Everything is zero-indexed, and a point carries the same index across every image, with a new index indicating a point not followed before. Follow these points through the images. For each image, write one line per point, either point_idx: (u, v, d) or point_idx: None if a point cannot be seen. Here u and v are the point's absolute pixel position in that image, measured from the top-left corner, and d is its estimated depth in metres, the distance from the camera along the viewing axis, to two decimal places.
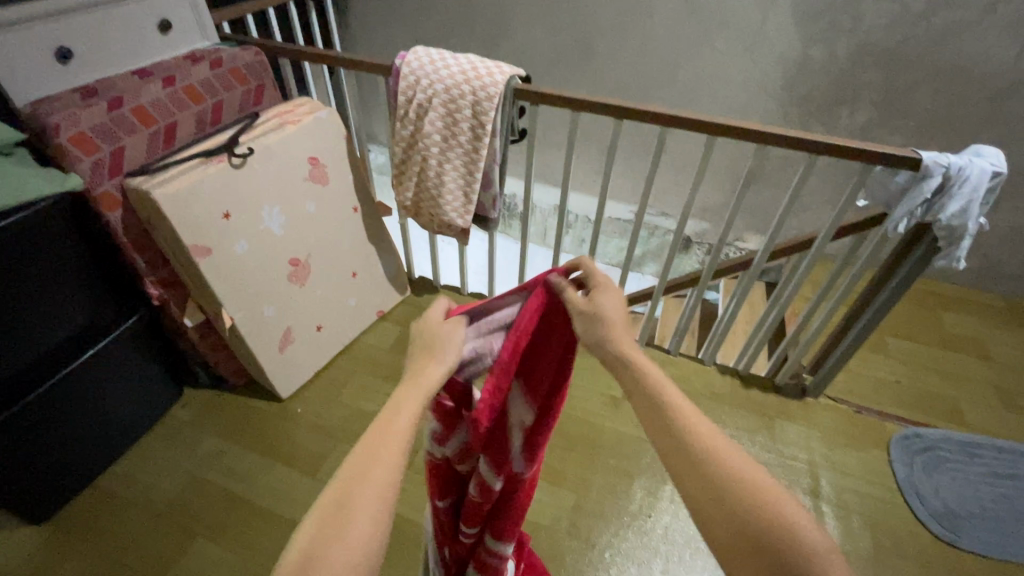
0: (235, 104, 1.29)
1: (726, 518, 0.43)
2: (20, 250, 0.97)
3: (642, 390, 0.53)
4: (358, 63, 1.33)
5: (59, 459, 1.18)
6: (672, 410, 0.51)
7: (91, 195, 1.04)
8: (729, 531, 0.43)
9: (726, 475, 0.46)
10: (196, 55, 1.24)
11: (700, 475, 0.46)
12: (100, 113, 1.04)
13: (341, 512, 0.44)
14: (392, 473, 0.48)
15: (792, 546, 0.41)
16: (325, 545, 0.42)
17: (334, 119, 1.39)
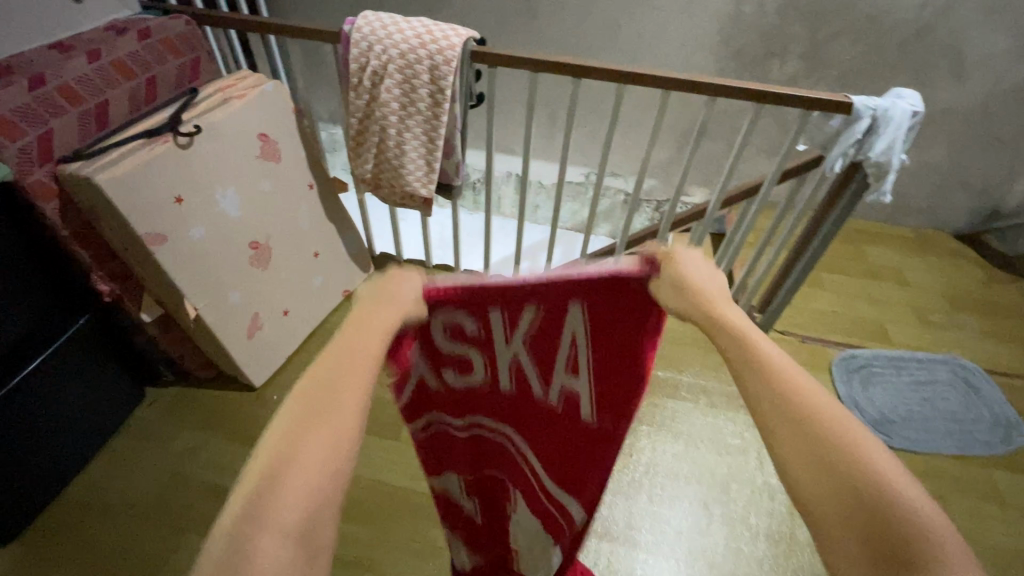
0: (171, 79, 1.20)
1: (827, 488, 0.37)
2: None
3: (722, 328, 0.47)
4: (305, 32, 1.28)
5: (18, 474, 1.10)
6: (770, 360, 0.43)
7: (22, 186, 0.95)
8: (812, 471, 0.38)
9: (845, 443, 0.38)
10: (119, 26, 1.14)
11: (799, 435, 0.39)
12: (21, 93, 0.94)
13: (310, 421, 0.39)
14: (353, 405, 0.41)
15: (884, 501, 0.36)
16: (288, 461, 0.36)
17: (280, 92, 1.32)
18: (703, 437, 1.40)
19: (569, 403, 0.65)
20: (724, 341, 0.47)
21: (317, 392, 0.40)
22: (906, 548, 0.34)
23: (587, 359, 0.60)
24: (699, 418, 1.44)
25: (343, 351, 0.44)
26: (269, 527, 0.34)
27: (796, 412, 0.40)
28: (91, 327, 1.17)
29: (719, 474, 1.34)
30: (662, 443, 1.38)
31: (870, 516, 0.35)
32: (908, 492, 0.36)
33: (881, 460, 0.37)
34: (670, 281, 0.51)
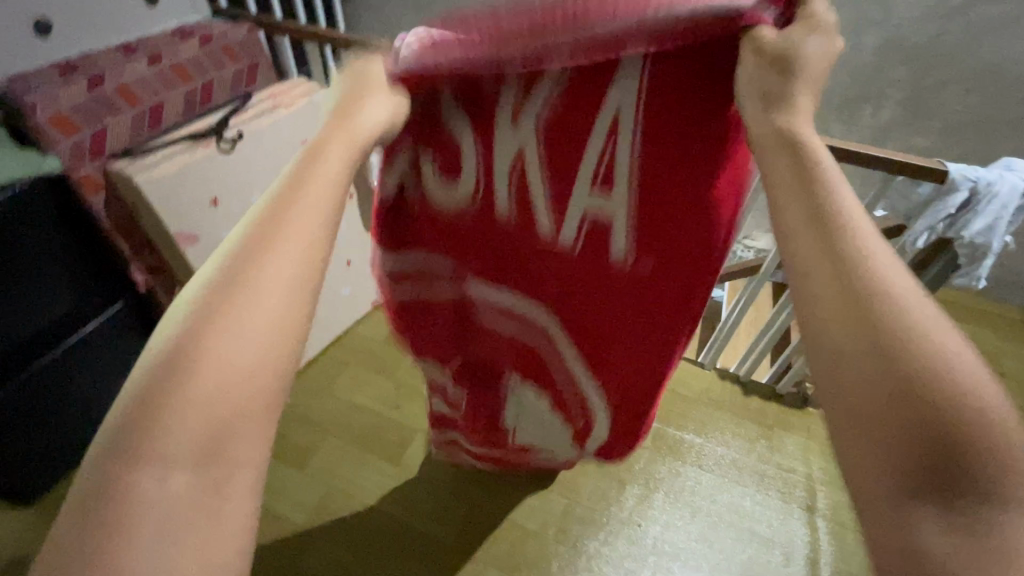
0: (227, 83, 1.25)
1: (871, 397, 0.28)
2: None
3: (797, 185, 0.35)
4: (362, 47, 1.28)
5: (46, 445, 1.19)
6: (833, 210, 0.34)
7: (73, 179, 1.02)
8: (874, 401, 0.28)
9: (898, 324, 0.29)
10: (185, 31, 1.19)
11: (871, 352, 0.29)
12: (81, 91, 1.00)
13: (220, 314, 0.34)
14: (277, 299, 0.35)
15: (970, 453, 0.26)
16: (192, 360, 0.33)
17: (330, 102, 1.33)
18: (723, 519, 1.26)
19: (594, 239, 0.55)
20: (767, 159, 0.38)
21: (233, 271, 0.35)
22: (949, 450, 0.26)
23: (630, 167, 0.48)
24: (723, 496, 1.30)
25: (284, 207, 0.38)
26: (158, 441, 0.31)
27: (873, 316, 0.30)
28: (128, 315, 1.24)
29: (735, 566, 1.19)
30: (675, 518, 1.26)
31: (900, 408, 0.27)
32: (977, 384, 0.27)
33: (938, 336, 0.29)
34: (755, 117, 0.40)
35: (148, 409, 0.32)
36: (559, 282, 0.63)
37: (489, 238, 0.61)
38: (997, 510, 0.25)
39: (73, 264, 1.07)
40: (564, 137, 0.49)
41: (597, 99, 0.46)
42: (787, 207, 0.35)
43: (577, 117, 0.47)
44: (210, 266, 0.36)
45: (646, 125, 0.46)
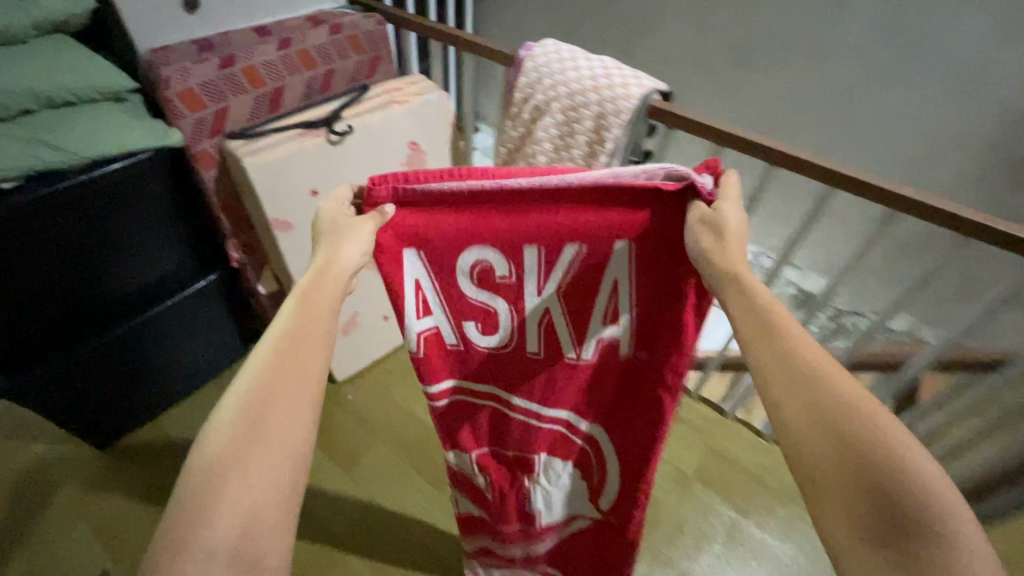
0: (348, 74, 1.24)
1: (827, 457, 0.38)
2: (110, 203, 0.98)
3: (750, 306, 0.47)
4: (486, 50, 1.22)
5: (126, 397, 1.25)
6: (777, 322, 0.45)
7: (190, 152, 1.04)
8: (829, 460, 0.38)
9: (839, 401, 0.39)
10: (318, 18, 1.19)
11: (820, 417, 0.39)
12: (212, 69, 1.01)
13: (261, 415, 0.44)
14: (303, 397, 0.46)
15: (905, 495, 0.35)
16: (232, 461, 0.41)
17: (444, 104, 1.28)
18: None
19: (606, 354, 0.76)
20: (727, 292, 0.50)
21: (266, 388, 0.45)
22: (909, 518, 0.35)
23: (626, 309, 0.70)
24: None
25: (300, 325, 0.51)
26: (200, 538, 0.38)
27: (818, 392, 0.40)
28: (221, 287, 1.27)
29: None
30: None
31: (869, 483, 0.36)
32: (924, 462, 0.37)
33: (894, 429, 0.38)
34: (716, 262, 0.53)
35: (194, 510, 0.39)
36: (580, 383, 0.80)
37: (514, 358, 0.78)
38: (961, 565, 0.33)
39: (176, 229, 1.11)
40: (569, 285, 0.69)
41: (595, 259, 0.66)
42: (751, 331, 0.45)
43: (579, 274, 0.68)
44: (236, 392, 0.45)
45: (637, 249, 0.65)
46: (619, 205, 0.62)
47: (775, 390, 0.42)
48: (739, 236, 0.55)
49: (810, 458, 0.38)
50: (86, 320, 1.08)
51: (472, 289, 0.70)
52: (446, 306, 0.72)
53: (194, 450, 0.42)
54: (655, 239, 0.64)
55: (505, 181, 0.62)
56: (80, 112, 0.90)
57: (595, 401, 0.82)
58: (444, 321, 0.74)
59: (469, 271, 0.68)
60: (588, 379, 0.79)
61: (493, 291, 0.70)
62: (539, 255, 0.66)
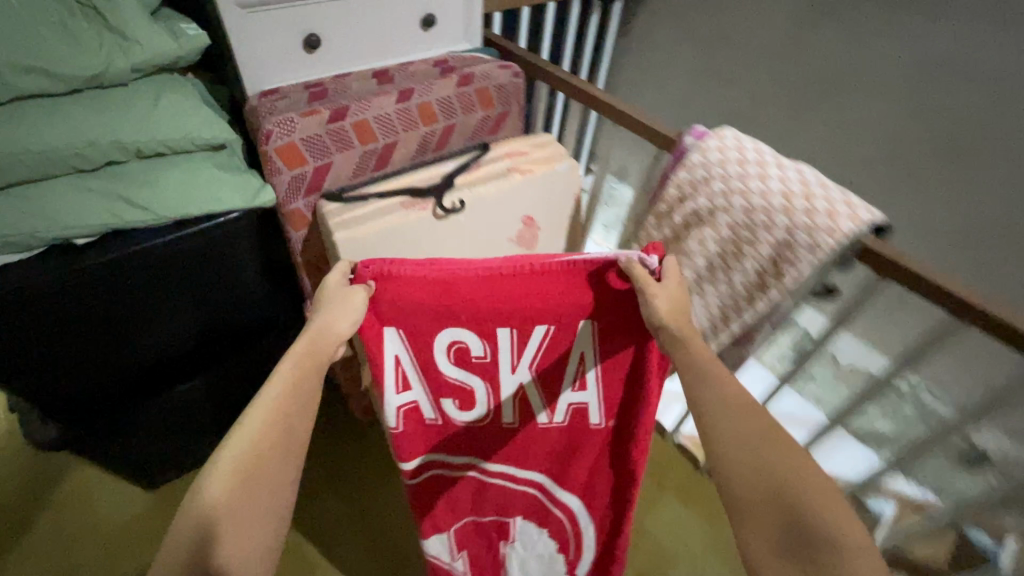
0: (468, 130, 1.06)
1: (760, 478, 0.48)
2: (189, 266, 0.87)
3: (696, 371, 0.55)
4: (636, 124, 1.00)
5: (184, 448, 1.15)
6: (719, 380, 0.54)
7: (282, 211, 0.91)
8: (755, 487, 0.48)
9: (769, 442, 0.49)
10: (446, 64, 1.03)
11: (755, 457, 0.49)
12: (321, 123, 0.87)
13: (270, 447, 0.54)
14: (298, 423, 0.57)
15: (810, 511, 0.46)
16: (240, 496, 0.51)
17: (573, 177, 1.07)
18: None
19: (576, 418, 0.87)
20: (683, 357, 0.57)
21: (267, 432, 0.54)
22: (817, 533, 0.46)
23: (590, 373, 0.81)
24: None
25: (308, 361, 0.59)
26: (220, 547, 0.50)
27: (752, 435, 0.50)
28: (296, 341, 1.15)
29: None
30: None
31: (784, 504, 0.47)
32: (821, 482, 0.48)
33: (806, 467, 0.49)
34: (675, 346, 0.59)
35: (212, 527, 0.50)
36: (555, 438, 0.90)
37: (494, 426, 0.88)
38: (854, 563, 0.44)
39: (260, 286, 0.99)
40: (541, 361, 0.79)
41: (557, 339, 0.76)
42: (702, 388, 0.54)
43: (549, 352, 0.78)
44: (231, 437, 0.53)
45: (599, 323, 0.75)
46: (574, 288, 0.72)
47: (714, 433, 0.51)
48: (686, 315, 0.62)
49: (740, 487, 0.49)
50: (151, 378, 0.98)
51: (450, 367, 0.79)
52: (426, 378, 0.80)
53: (197, 488, 0.51)
54: (614, 315, 0.74)
55: (480, 261, 0.71)
56: (170, 168, 0.78)
57: (571, 448, 0.91)
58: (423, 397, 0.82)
59: (447, 350, 0.77)
60: (562, 432, 0.89)
61: (472, 364, 0.79)
62: (512, 337, 0.75)
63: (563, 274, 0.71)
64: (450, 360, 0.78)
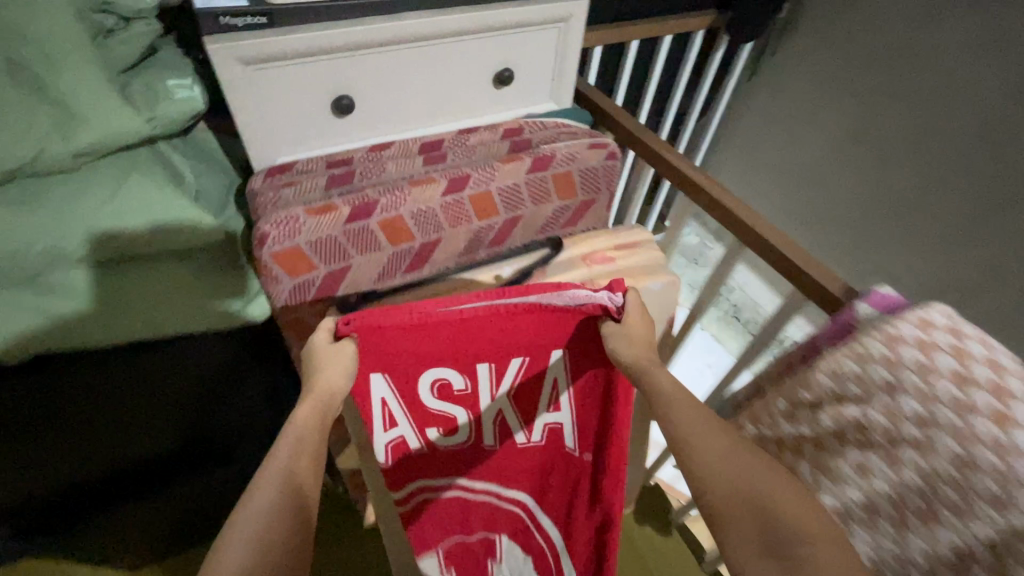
0: (538, 221, 0.81)
1: (743, 483, 0.42)
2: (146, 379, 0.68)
3: (671, 388, 0.49)
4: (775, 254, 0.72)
5: (156, 548, 0.98)
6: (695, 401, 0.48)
7: (281, 321, 0.70)
8: (734, 497, 0.42)
9: (753, 461, 0.44)
10: (520, 137, 0.77)
11: (742, 471, 0.43)
12: (337, 222, 0.64)
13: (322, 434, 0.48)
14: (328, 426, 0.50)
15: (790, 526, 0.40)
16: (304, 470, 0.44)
17: (669, 294, 0.84)
18: None
19: (552, 444, 0.73)
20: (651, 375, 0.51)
21: (320, 409, 0.49)
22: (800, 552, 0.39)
23: (565, 400, 0.69)
24: None
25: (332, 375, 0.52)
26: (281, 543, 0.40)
27: (736, 453, 0.44)
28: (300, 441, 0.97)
29: None
30: None
31: (762, 518, 0.41)
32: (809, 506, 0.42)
33: (785, 495, 0.42)
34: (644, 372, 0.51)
35: (291, 496, 0.42)
36: (533, 471, 0.76)
37: (473, 456, 0.74)
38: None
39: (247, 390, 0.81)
40: (519, 391, 0.68)
41: (535, 375, 0.66)
42: (678, 400, 0.47)
43: (523, 383, 0.67)
44: (299, 412, 0.48)
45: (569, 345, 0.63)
46: (549, 331, 0.61)
47: (695, 444, 0.45)
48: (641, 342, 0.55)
49: (712, 493, 0.42)
50: (106, 493, 0.80)
51: (434, 402, 0.67)
52: (408, 416, 0.67)
53: (263, 464, 0.43)
54: (589, 340, 0.62)
55: (450, 303, 0.58)
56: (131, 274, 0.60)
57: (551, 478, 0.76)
58: (409, 432, 0.70)
59: (427, 384, 0.64)
60: (540, 463, 0.75)
61: (451, 399, 0.66)
62: (490, 371, 0.64)
63: (536, 304, 0.58)
64: (426, 391, 0.65)
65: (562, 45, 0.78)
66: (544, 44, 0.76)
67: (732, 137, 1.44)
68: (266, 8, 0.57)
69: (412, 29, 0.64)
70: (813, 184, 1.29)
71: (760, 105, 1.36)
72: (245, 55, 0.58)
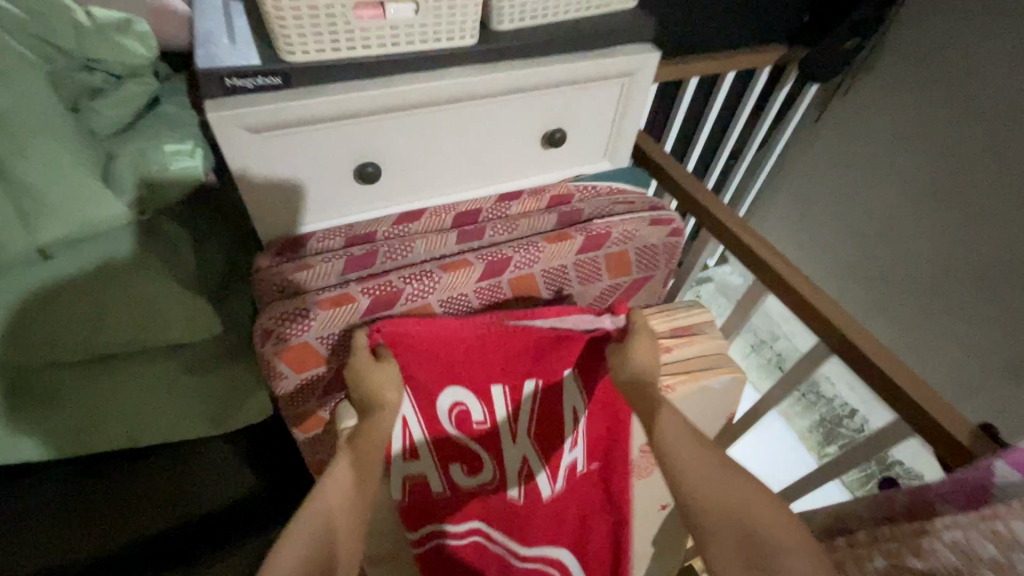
0: (584, 301, 0.70)
1: (723, 497, 0.41)
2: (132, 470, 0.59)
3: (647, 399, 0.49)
4: (876, 369, 0.61)
5: None
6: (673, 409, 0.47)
7: (287, 414, 0.61)
8: (715, 514, 0.41)
9: (736, 469, 0.43)
10: (569, 207, 0.67)
11: (719, 481, 0.42)
12: (353, 315, 0.54)
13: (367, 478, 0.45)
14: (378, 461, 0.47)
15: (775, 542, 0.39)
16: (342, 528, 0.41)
17: (731, 392, 0.75)
18: None
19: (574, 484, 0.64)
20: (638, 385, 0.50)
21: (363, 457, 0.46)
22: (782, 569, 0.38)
23: (584, 436, 0.61)
24: None
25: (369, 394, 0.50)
26: None
27: (715, 465, 0.43)
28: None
29: None
30: None
31: (747, 539, 0.40)
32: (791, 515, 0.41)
33: (768, 506, 0.41)
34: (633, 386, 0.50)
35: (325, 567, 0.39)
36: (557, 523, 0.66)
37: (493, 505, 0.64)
38: None
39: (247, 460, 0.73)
40: (539, 426, 0.60)
41: (550, 404, 0.59)
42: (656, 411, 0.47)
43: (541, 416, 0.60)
44: (340, 462, 0.45)
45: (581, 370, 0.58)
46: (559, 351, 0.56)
47: (670, 454, 0.44)
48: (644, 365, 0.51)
49: (691, 505, 0.42)
50: None
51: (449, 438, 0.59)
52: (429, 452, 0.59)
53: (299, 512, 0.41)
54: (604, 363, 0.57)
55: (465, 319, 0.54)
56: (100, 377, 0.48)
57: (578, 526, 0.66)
58: (429, 471, 0.61)
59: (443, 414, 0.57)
60: (564, 510, 0.65)
61: (469, 435, 0.59)
62: (504, 399, 0.58)
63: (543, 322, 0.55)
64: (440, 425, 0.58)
65: (623, 102, 0.66)
66: (602, 101, 0.65)
67: (789, 178, 1.28)
68: (280, 66, 0.48)
69: (452, 89, 0.54)
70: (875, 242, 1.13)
71: (824, 147, 1.19)
72: (252, 123, 0.49)
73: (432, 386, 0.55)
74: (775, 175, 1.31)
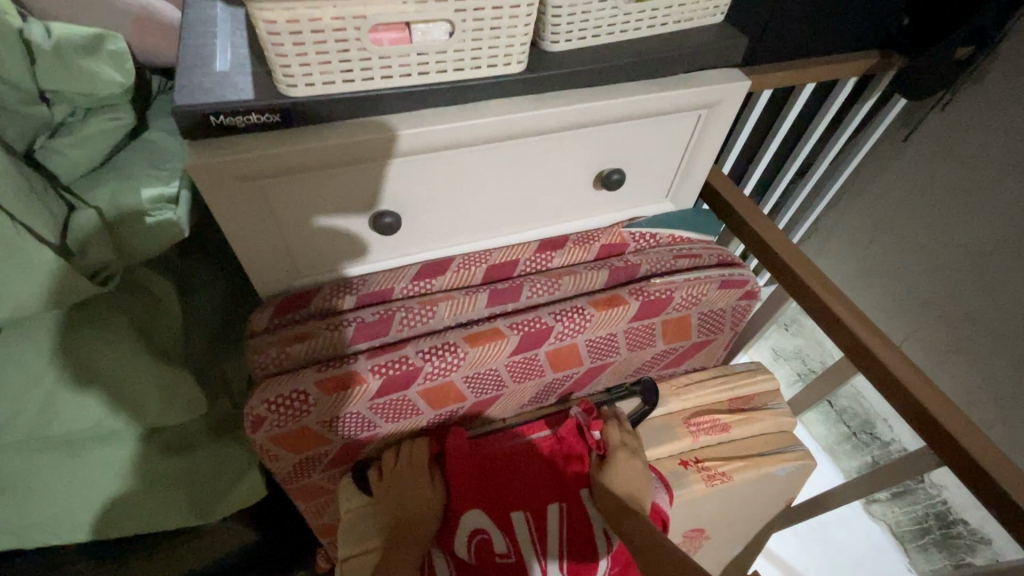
0: (631, 366, 0.60)
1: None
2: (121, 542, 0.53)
3: (619, 508, 0.51)
4: (995, 488, 0.50)
5: None
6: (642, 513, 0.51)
7: (286, 485, 0.54)
8: None
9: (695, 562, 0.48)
10: (623, 260, 0.56)
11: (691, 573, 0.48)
12: (361, 397, 0.46)
13: None
14: None
15: None
16: None
17: (796, 478, 0.64)
18: None
19: None
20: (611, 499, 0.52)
21: None
22: None
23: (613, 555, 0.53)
24: None
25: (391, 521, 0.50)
26: None
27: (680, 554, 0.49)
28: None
29: None
30: None
31: None
32: None
33: None
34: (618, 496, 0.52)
35: None
36: None
37: None
38: None
39: (251, 523, 0.64)
40: (571, 545, 0.51)
41: (582, 529, 0.52)
42: (629, 517, 0.51)
43: (571, 535, 0.52)
44: None
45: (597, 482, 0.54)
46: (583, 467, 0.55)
47: (646, 553, 0.49)
48: (630, 475, 0.53)
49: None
50: None
51: (469, 559, 0.50)
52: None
53: None
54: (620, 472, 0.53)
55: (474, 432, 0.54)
56: (67, 463, 0.42)
57: None
58: None
59: (462, 535, 0.50)
60: None
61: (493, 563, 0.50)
62: (529, 526, 0.51)
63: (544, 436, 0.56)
64: (461, 546, 0.50)
65: (697, 136, 0.55)
66: (670, 136, 0.54)
67: (857, 201, 1.12)
68: (279, 101, 0.39)
69: (490, 128, 0.44)
70: (960, 288, 0.98)
71: (904, 168, 1.02)
72: (243, 171, 0.39)
73: (449, 501, 0.51)
74: (841, 195, 1.15)
